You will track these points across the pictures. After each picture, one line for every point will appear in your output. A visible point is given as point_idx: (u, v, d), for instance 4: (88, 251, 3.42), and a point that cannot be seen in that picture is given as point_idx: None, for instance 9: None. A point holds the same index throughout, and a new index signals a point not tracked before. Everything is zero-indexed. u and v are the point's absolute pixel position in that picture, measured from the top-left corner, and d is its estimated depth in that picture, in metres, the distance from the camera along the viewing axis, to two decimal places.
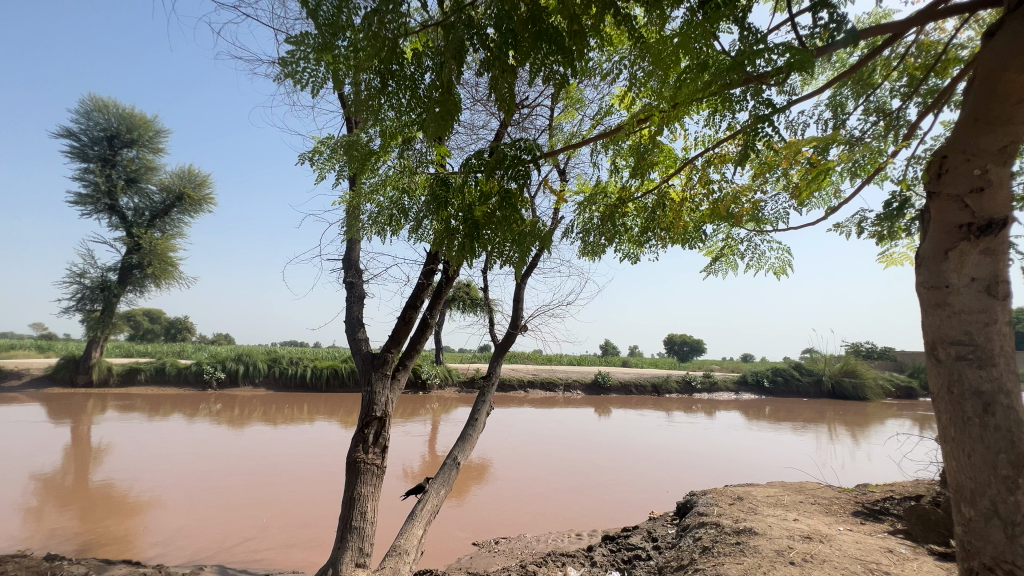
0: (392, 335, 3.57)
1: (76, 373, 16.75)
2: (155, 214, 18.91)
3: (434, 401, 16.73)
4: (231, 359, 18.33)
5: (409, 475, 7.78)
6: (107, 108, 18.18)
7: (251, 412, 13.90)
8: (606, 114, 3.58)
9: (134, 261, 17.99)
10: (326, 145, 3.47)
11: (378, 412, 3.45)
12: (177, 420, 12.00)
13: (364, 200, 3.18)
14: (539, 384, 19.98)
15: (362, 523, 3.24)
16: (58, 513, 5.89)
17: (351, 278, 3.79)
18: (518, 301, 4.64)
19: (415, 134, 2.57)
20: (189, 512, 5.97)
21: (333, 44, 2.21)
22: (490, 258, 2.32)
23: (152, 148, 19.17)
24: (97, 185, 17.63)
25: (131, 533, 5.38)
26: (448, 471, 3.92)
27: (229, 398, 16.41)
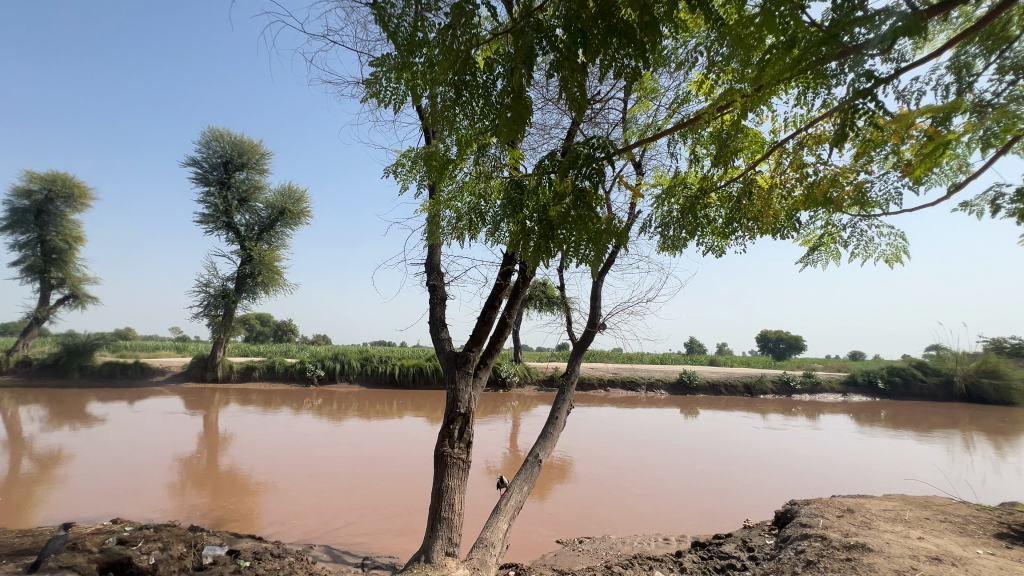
0: (473, 334, 3.70)
1: (206, 370, 19.28)
2: (263, 228, 21.18)
3: (514, 399, 17.02)
4: (329, 358, 20.02)
5: (492, 471, 7.97)
6: (223, 137, 20.67)
7: (348, 407, 15.09)
8: (683, 101, 3.44)
9: (247, 271, 20.29)
10: (407, 158, 3.66)
11: (462, 409, 3.59)
12: (286, 413, 13.37)
13: (442, 207, 3.31)
14: (620, 383, 19.52)
15: (450, 514, 3.39)
16: (196, 491, 6.83)
17: (433, 281, 3.98)
18: (596, 299, 4.56)
19: (489, 140, 2.66)
20: (299, 497, 6.63)
21: (410, 61, 2.35)
22: (567, 257, 2.32)
23: (259, 170, 21.48)
24: (216, 205, 20.11)
25: (253, 511, 6.09)
26: (531, 468, 3.97)
27: (328, 394, 17.95)
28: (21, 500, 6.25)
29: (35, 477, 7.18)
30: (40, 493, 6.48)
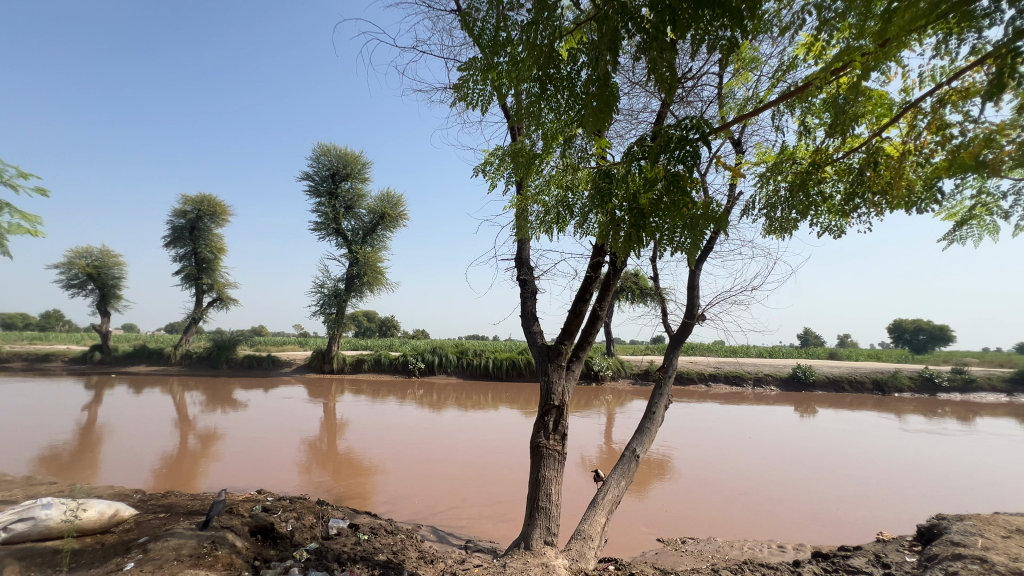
0: (564, 327, 3.69)
1: (324, 362, 21.49)
2: (366, 232, 23.01)
3: (607, 392, 16.75)
4: (429, 351, 21.26)
5: (587, 464, 7.93)
6: (329, 151, 22.76)
7: (447, 398, 15.92)
8: (789, 68, 3.11)
9: (354, 272, 22.21)
10: (495, 156, 3.75)
11: (556, 401, 3.61)
12: (392, 403, 14.46)
13: (530, 202, 3.34)
14: (723, 378, 18.29)
15: (547, 504, 3.44)
16: (320, 470, 7.66)
17: (524, 275, 4.04)
18: (693, 289, 4.32)
19: (575, 131, 2.64)
20: (407, 480, 7.15)
21: (494, 61, 2.43)
22: (659, 246, 2.22)
23: (361, 179, 23.34)
24: (327, 214, 22.26)
25: (368, 491, 6.70)
26: (628, 463, 3.88)
27: (429, 385, 19.07)
28: (189, 470, 7.48)
29: (198, 452, 8.55)
30: (202, 466, 7.69)
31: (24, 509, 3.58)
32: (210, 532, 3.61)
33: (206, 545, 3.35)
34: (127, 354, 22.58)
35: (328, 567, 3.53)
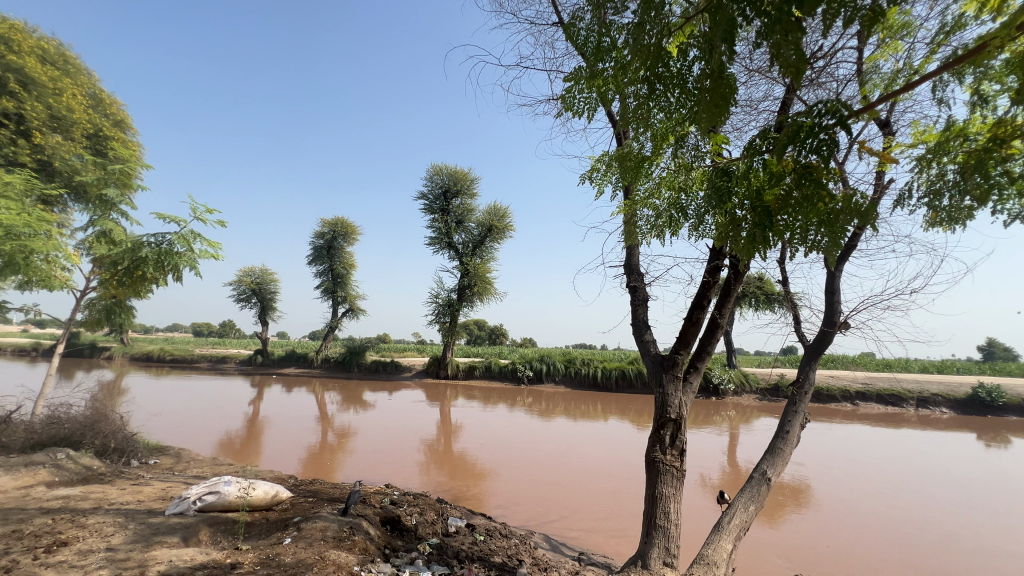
0: (680, 336, 3.48)
1: (439, 368, 22.92)
2: (476, 245, 24.17)
3: (729, 408, 15.41)
4: (537, 360, 21.57)
5: (708, 485, 7.35)
6: (442, 170, 24.38)
7: (556, 407, 15.95)
8: (956, 28, 2.62)
9: (466, 283, 23.43)
10: (601, 162, 3.71)
11: (673, 414, 3.42)
12: (503, 410, 14.89)
13: (638, 207, 3.23)
14: (874, 396, 15.76)
15: (665, 523, 3.26)
16: (438, 470, 8.13)
17: (634, 282, 3.91)
18: (833, 293, 3.80)
19: (687, 130, 2.50)
20: (518, 486, 7.29)
21: (599, 68, 2.42)
22: (789, 247, 2.00)
23: (470, 194, 24.60)
24: (440, 229, 23.88)
25: (482, 493, 6.95)
26: (758, 486, 3.52)
27: (537, 393, 19.31)
28: (329, 462, 8.47)
29: (336, 446, 9.62)
30: (339, 459, 8.63)
31: (212, 484, 4.33)
32: (348, 518, 4.05)
33: (345, 530, 3.75)
34: (281, 358, 26.34)
35: (449, 563, 3.73)
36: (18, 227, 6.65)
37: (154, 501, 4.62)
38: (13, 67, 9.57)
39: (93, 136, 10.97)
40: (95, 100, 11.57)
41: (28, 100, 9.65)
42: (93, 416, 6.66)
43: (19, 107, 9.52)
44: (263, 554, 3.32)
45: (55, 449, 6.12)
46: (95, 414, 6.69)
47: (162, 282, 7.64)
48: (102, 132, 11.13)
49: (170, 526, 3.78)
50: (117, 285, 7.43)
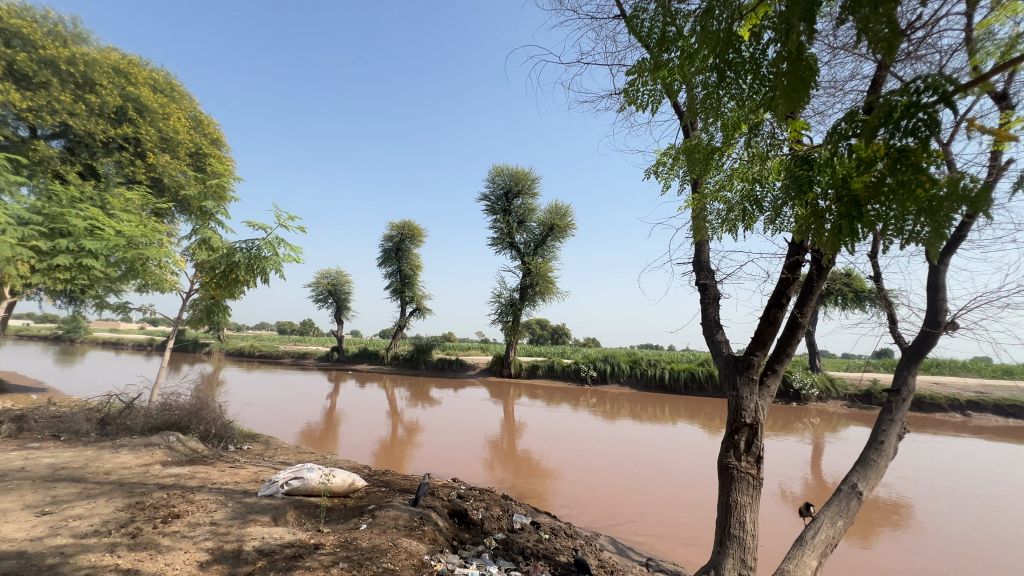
0: (755, 336, 3.28)
1: (503, 367, 23.24)
2: (538, 244, 24.21)
3: (813, 414, 14.26)
4: (601, 360, 21.24)
5: (789, 497, 6.85)
6: (503, 171, 24.65)
7: (621, 408, 15.61)
8: None
9: (528, 282, 23.55)
10: (667, 156, 3.59)
11: (748, 419, 3.23)
12: (566, 410, 14.82)
13: (708, 201, 3.08)
14: (991, 407, 13.88)
15: (741, 533, 3.09)
16: (502, 467, 8.24)
17: (704, 279, 3.73)
18: (937, 290, 3.40)
19: (762, 117, 2.35)
20: (583, 487, 7.21)
21: (665, 59, 2.35)
22: (881, 239, 1.83)
23: (531, 194, 24.68)
24: (502, 229, 24.21)
25: (546, 492, 6.95)
26: (847, 500, 3.23)
27: (601, 394, 19.00)
28: (400, 454, 8.87)
29: (406, 439, 10.06)
30: (409, 452, 9.00)
31: (297, 470, 4.69)
32: (418, 508, 4.21)
33: (416, 520, 3.91)
34: (355, 355, 27.95)
35: (515, 559, 3.78)
36: (137, 238, 7.62)
37: (248, 483, 5.07)
38: (132, 97, 10.83)
39: (195, 154, 12.31)
40: (196, 122, 12.91)
41: (144, 125, 10.90)
42: (196, 405, 7.43)
43: (137, 132, 10.83)
44: (342, 538, 3.54)
45: (167, 433, 6.90)
46: (199, 403, 7.49)
47: (252, 284, 8.38)
48: (202, 150, 12.43)
49: (261, 507, 4.14)
50: (216, 287, 8.24)
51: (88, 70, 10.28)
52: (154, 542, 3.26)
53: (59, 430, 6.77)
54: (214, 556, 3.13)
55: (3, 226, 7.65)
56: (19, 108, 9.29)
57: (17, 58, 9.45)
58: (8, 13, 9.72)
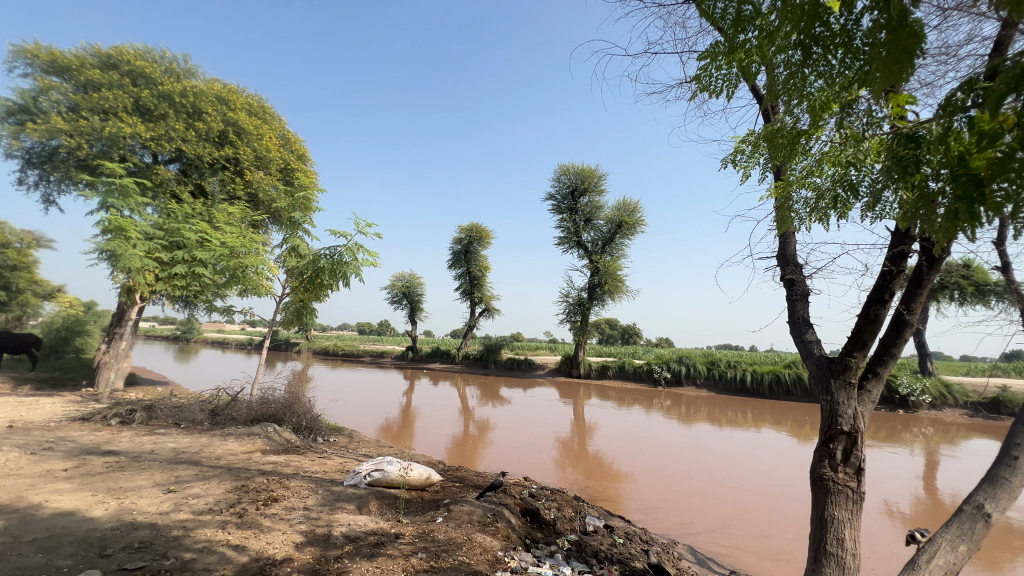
0: (854, 335, 2.97)
1: (572, 367, 23.07)
2: (606, 242, 23.76)
3: (924, 424, 12.70)
4: (675, 361, 20.40)
5: (897, 516, 6.15)
6: (569, 170, 24.45)
7: (697, 412, 14.89)
8: None
9: (596, 281, 23.18)
10: (747, 142, 3.36)
11: (845, 426, 2.94)
12: (639, 412, 14.41)
13: (794, 189, 2.84)
14: None
15: (839, 551, 2.81)
16: (573, 468, 8.17)
17: (790, 274, 3.45)
18: None
19: (857, 93, 2.13)
20: (657, 493, 6.95)
21: (740, 41, 2.21)
22: (1013, 224, 1.58)
23: (598, 191, 24.26)
24: (569, 228, 24.04)
25: (619, 496, 6.79)
26: (971, 523, 2.83)
27: (676, 396, 18.25)
28: (471, 451, 9.10)
29: (477, 437, 10.30)
30: (480, 449, 9.20)
31: (378, 462, 4.96)
32: (491, 505, 4.30)
33: (489, 516, 4.00)
34: (428, 354, 29.10)
35: (588, 561, 3.73)
36: (238, 248, 8.54)
37: (335, 472, 5.46)
38: (232, 122, 12.03)
39: (284, 169, 13.50)
40: (285, 140, 14.14)
41: (242, 146, 12.13)
42: (289, 399, 8.12)
43: (237, 153, 12.07)
44: (420, 529, 3.70)
45: (265, 424, 7.61)
46: (292, 397, 8.18)
47: (335, 288, 9.02)
48: (290, 165, 13.64)
49: (347, 495, 4.43)
50: (304, 291, 8.96)
51: (196, 101, 11.58)
52: (257, 522, 3.60)
53: (179, 418, 7.71)
54: (307, 538, 3.40)
55: (133, 240, 8.87)
56: (144, 139, 10.69)
57: (142, 94, 10.89)
58: (134, 57, 11.26)
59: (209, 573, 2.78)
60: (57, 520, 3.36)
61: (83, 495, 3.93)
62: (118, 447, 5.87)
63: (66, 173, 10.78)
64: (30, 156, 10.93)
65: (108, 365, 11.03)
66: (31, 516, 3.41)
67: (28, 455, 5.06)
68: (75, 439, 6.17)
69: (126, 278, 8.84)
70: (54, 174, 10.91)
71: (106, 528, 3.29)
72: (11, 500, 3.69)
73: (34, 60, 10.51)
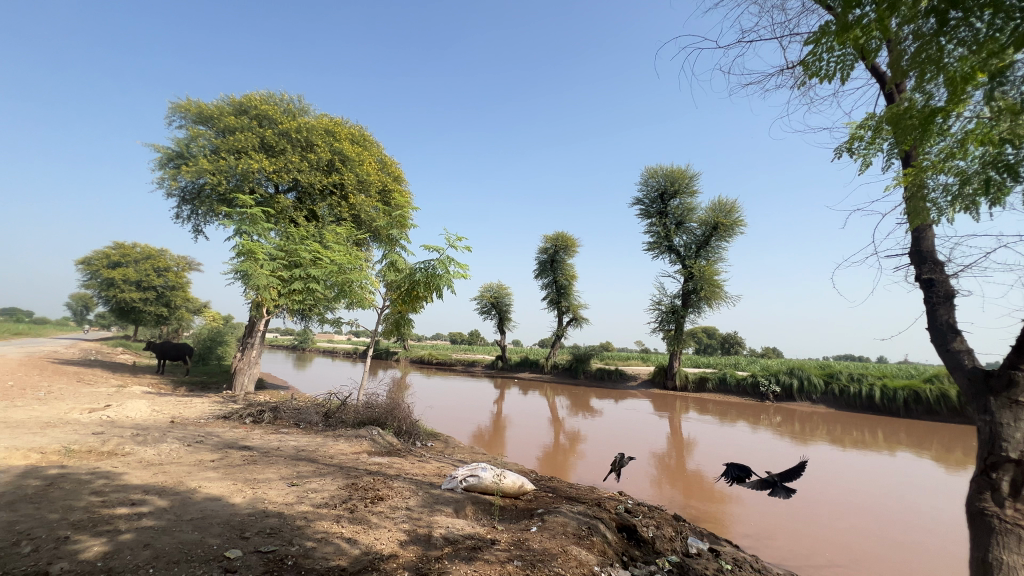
0: (1020, 344, 2.48)
1: (666, 379, 22.01)
2: (700, 246, 22.44)
3: None
4: (785, 373, 18.57)
5: None
6: (657, 172, 23.57)
7: (814, 430, 13.40)
8: None
9: (691, 288, 21.96)
10: (867, 127, 3.02)
11: (1013, 454, 2.45)
12: (744, 428, 13.31)
13: (930, 175, 2.48)
14: None
15: None
16: (671, 486, 7.75)
17: (929, 273, 2.99)
18: None
19: (1011, 59, 1.82)
20: (769, 519, 6.31)
21: (854, 17, 2.01)
22: None
23: (690, 192, 23.05)
24: (659, 233, 23.11)
25: (725, 518, 6.30)
26: None
27: (788, 412, 16.59)
28: (563, 462, 9.03)
29: (568, 448, 10.20)
30: (572, 461, 9.08)
31: (473, 468, 5.11)
32: (586, 517, 4.23)
33: (584, 529, 3.93)
34: (517, 364, 29.51)
35: None
36: (345, 265, 9.38)
37: (433, 476, 5.71)
38: (338, 151, 13.32)
39: (383, 190, 14.64)
40: (383, 164, 15.36)
41: (347, 172, 13.39)
42: (390, 404, 8.69)
43: (342, 179, 13.35)
44: (515, 537, 3.74)
45: (371, 427, 8.22)
46: (393, 402, 8.76)
47: (430, 300, 9.52)
48: (388, 186, 14.75)
49: (445, 499, 4.62)
50: (402, 303, 9.58)
51: (309, 135, 13.00)
52: (366, 518, 3.89)
53: (298, 419, 8.59)
54: (410, 536, 3.60)
55: (261, 261, 10.14)
56: (268, 172, 12.23)
57: (267, 134, 12.50)
58: (260, 102, 12.98)
59: (327, 561, 3.05)
60: (207, 504, 3.92)
61: (226, 484, 4.54)
62: (252, 443, 6.70)
63: (210, 207, 12.67)
64: (184, 194, 13.02)
65: (242, 370, 12.65)
66: (188, 498, 4.01)
67: (184, 447, 5.96)
68: (219, 435, 7.14)
69: (255, 294, 10.12)
70: (201, 208, 12.88)
71: (244, 513, 3.77)
72: (174, 484, 4.37)
73: (186, 113, 12.54)
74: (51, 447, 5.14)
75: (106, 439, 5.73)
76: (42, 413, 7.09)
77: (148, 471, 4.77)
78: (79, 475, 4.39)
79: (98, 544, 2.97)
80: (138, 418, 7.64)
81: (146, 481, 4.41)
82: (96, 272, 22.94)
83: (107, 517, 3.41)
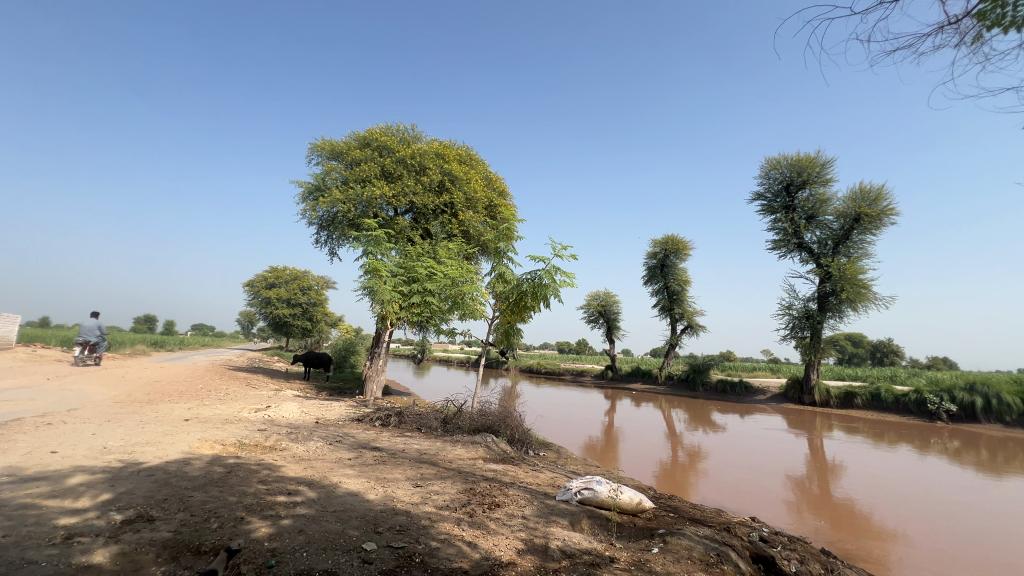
0: None
1: (803, 393, 19.63)
2: (838, 241, 19.72)
3: None
4: (962, 389, 15.38)
5: None
6: (780, 163, 21.34)
7: (1009, 459, 10.86)
8: None
9: (828, 289, 19.39)
10: None
11: None
12: (907, 452, 11.27)
13: None
14: None
15: None
16: (813, 515, 6.83)
17: None
18: None
19: None
20: (951, 567, 5.18)
21: None
22: None
23: (822, 181, 20.46)
24: (786, 229, 20.83)
25: (887, 558, 5.36)
26: None
27: (969, 435, 13.69)
28: (683, 479, 8.48)
29: (688, 465, 9.55)
30: (693, 479, 8.47)
31: (587, 481, 5.00)
32: (714, 543, 3.89)
33: (712, 556, 3.62)
34: (629, 374, 28.51)
35: None
36: (458, 278, 9.96)
37: (547, 486, 5.71)
38: (447, 172, 14.20)
39: (490, 207, 15.26)
40: (489, 181, 16.04)
41: (456, 191, 14.23)
42: (502, 413, 8.92)
43: (452, 198, 14.22)
44: (635, 556, 3.57)
45: (485, 434, 8.54)
46: (505, 411, 9.03)
47: (537, 309, 9.65)
48: (494, 202, 15.35)
49: (560, 511, 4.58)
50: (511, 313, 9.84)
51: (422, 159, 14.06)
52: (484, 523, 4.02)
53: (420, 424, 9.22)
54: (527, 546, 3.63)
55: (384, 278, 11.19)
56: (389, 198, 13.51)
57: (386, 163, 13.85)
58: (380, 135, 14.42)
59: (450, 562, 3.20)
60: (347, 498, 4.38)
61: (362, 481, 5.03)
62: (381, 445, 7.35)
63: (342, 231, 14.33)
64: (322, 222, 14.92)
65: (372, 378, 13.95)
66: (332, 492, 4.52)
67: (327, 445, 6.74)
68: (355, 436, 7.95)
69: (380, 309, 11.16)
70: (335, 233, 14.60)
71: (377, 510, 4.13)
72: (321, 478, 4.96)
73: (322, 151, 14.38)
74: (229, 440, 6.17)
75: (268, 436, 6.71)
76: (222, 411, 8.55)
77: (301, 465, 5.48)
78: (250, 466, 5.19)
79: (264, 526, 3.47)
80: (291, 419, 8.84)
81: (299, 473, 5.06)
82: (257, 292, 27.21)
83: (271, 503, 3.98)
